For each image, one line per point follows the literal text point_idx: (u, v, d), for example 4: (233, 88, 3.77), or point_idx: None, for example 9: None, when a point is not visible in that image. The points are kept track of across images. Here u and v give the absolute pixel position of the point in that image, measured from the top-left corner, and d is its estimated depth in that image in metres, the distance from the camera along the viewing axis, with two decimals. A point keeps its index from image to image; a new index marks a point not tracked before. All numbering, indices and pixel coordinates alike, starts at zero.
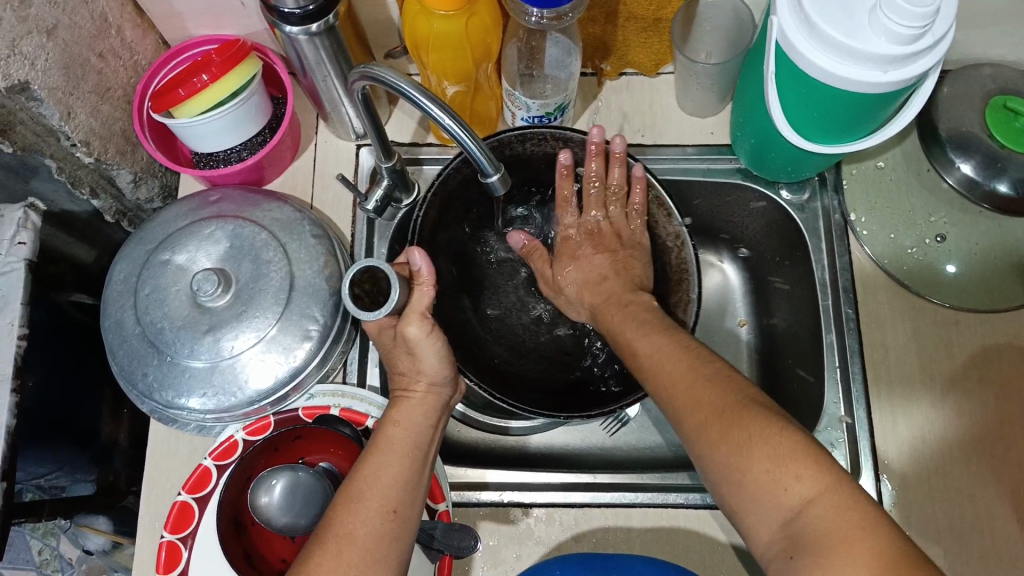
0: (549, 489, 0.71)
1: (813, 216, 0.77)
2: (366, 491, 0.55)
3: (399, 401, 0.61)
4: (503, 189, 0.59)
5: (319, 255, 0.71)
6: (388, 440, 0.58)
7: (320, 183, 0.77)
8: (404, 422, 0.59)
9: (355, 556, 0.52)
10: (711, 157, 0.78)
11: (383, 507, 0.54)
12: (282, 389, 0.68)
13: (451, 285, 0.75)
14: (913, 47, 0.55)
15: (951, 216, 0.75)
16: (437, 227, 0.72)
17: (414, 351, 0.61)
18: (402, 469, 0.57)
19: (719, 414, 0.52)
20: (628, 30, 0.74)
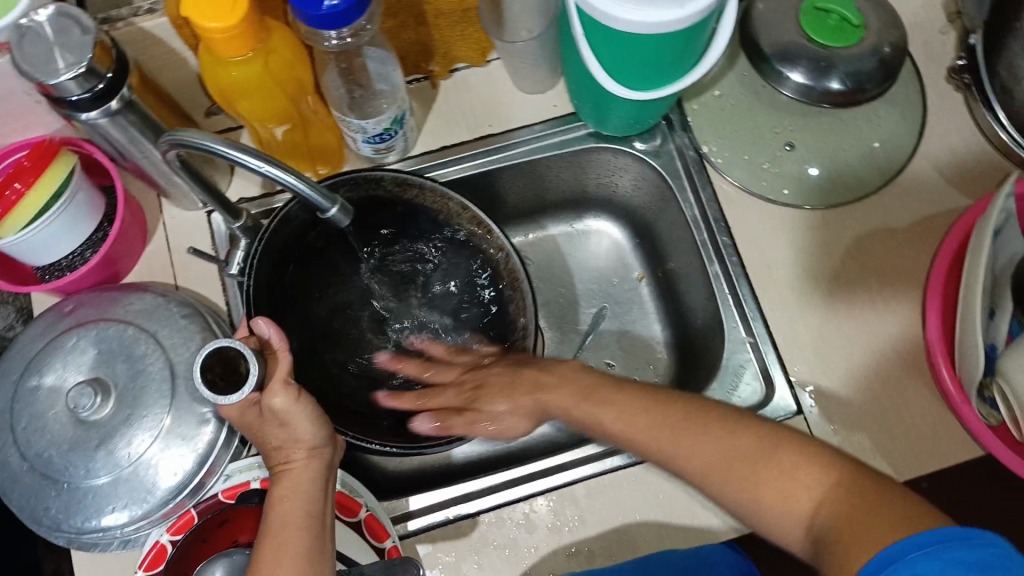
0: (489, 493, 0.71)
1: (669, 158, 0.77)
2: None
3: (282, 474, 0.60)
4: (347, 220, 0.60)
5: (194, 334, 0.68)
6: (283, 515, 0.57)
7: (179, 261, 0.74)
8: (298, 490, 0.59)
9: None
10: (561, 130, 0.78)
11: None
12: (193, 478, 0.65)
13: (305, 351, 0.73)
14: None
15: (796, 123, 0.77)
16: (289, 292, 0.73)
17: (286, 421, 0.60)
18: (302, 545, 0.56)
19: (719, 458, 0.56)
20: (442, 28, 0.72)
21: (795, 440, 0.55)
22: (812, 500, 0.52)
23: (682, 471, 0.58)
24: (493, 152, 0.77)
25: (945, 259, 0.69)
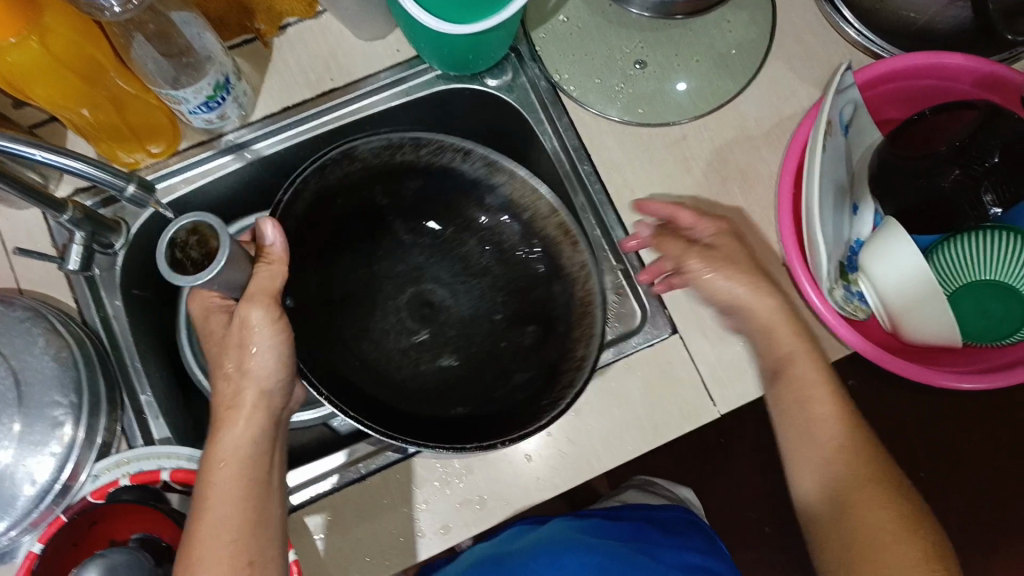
0: (374, 455, 0.68)
1: (523, 92, 0.75)
2: (207, 552, 0.55)
3: (221, 430, 0.59)
4: (150, 197, 0.58)
5: (38, 336, 0.64)
6: (218, 486, 0.58)
7: (18, 262, 0.69)
8: (227, 460, 0.58)
9: None
10: (406, 75, 0.75)
11: (236, 561, 0.55)
12: (55, 482, 0.63)
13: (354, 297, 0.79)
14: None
15: (645, 40, 0.76)
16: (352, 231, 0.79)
17: (250, 342, 0.60)
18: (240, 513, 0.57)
19: (863, 442, 0.63)
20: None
21: (868, 465, 0.62)
22: (886, 516, 0.59)
23: (809, 444, 0.64)
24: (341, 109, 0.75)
25: (795, 153, 0.68)
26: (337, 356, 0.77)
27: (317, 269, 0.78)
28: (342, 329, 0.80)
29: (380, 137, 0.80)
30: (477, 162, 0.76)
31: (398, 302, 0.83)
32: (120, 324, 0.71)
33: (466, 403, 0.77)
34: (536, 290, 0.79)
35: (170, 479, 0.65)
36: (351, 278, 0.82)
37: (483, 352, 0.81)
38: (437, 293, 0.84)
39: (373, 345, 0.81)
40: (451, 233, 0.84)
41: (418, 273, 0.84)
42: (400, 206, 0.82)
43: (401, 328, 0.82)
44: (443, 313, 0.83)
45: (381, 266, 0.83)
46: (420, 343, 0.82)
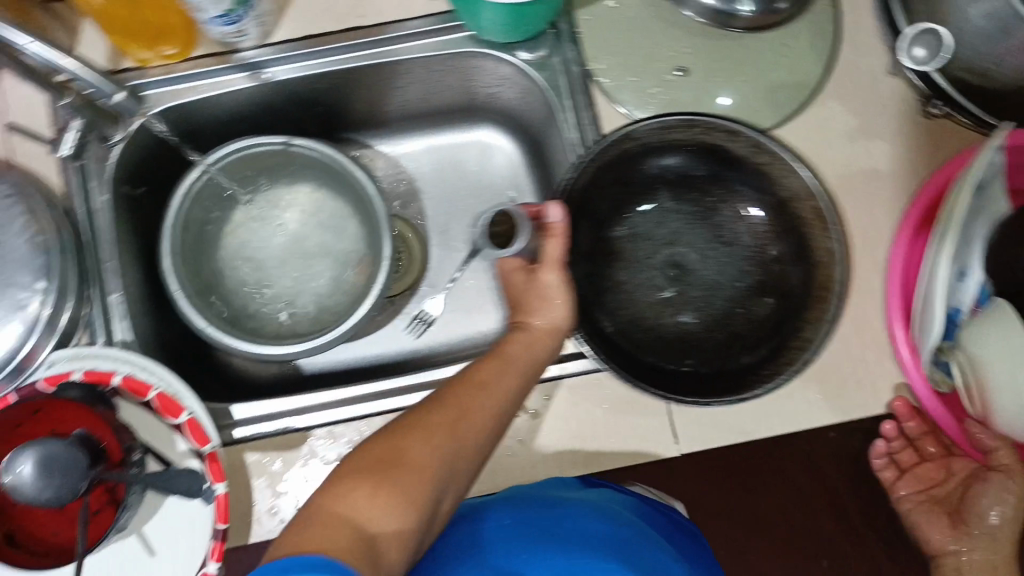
0: (325, 408, 0.71)
1: (553, 73, 0.70)
2: (485, 383, 0.57)
3: (521, 327, 0.62)
4: None
5: (17, 217, 0.65)
6: (492, 366, 0.59)
7: (17, 137, 0.69)
8: (526, 341, 0.61)
9: (465, 431, 0.54)
10: (437, 28, 0.71)
11: (495, 401, 0.56)
12: (11, 362, 0.64)
13: (578, 253, 0.66)
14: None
15: (693, 44, 0.70)
16: (592, 197, 0.65)
17: (546, 295, 0.63)
18: (516, 379, 0.58)
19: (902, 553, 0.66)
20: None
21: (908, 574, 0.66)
22: None
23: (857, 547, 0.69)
24: (362, 46, 0.71)
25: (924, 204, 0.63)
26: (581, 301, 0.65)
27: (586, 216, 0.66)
28: (588, 283, 0.67)
29: (400, 86, 0.76)
30: (746, 144, 0.61)
31: (651, 256, 0.68)
32: (103, 218, 0.69)
33: (698, 359, 0.64)
34: (791, 264, 0.64)
35: (120, 385, 0.65)
36: (609, 234, 0.67)
37: (725, 317, 0.65)
38: (690, 258, 0.67)
39: (622, 301, 0.67)
40: (706, 203, 0.67)
41: (674, 228, 0.68)
42: (671, 175, 0.67)
43: (649, 283, 0.67)
44: (697, 277, 0.67)
45: (620, 233, 0.68)
46: (665, 308, 0.67)
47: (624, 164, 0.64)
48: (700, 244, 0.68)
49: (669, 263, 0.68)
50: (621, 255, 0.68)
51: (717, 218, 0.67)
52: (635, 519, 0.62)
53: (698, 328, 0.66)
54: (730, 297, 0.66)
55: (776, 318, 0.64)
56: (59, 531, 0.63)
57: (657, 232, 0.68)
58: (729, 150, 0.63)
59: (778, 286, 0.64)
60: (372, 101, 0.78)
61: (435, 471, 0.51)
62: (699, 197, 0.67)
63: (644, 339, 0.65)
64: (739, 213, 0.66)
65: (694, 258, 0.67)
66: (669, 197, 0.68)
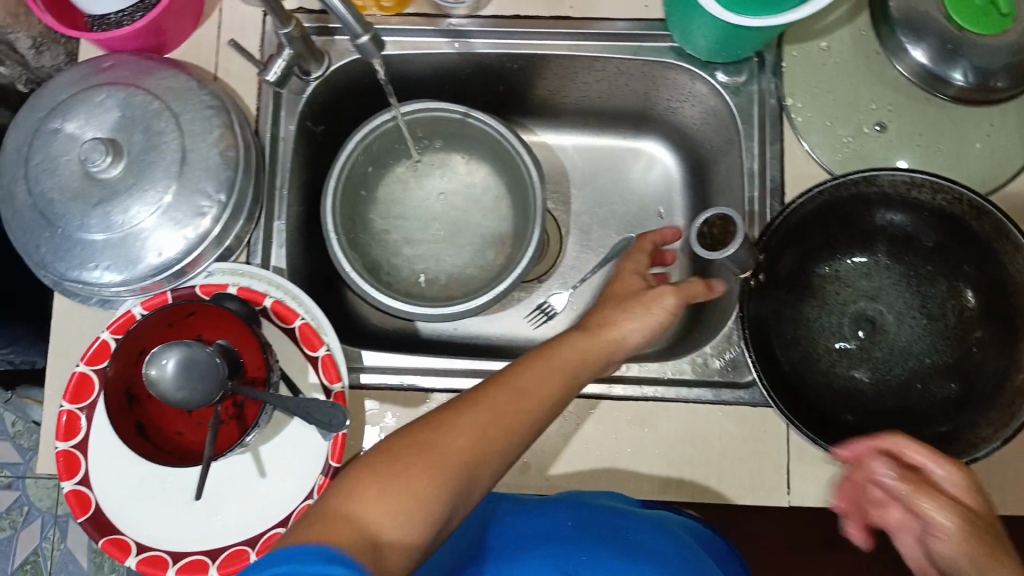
0: (450, 376, 0.72)
1: (748, 100, 0.70)
2: (534, 385, 0.52)
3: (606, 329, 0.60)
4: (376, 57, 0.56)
5: (214, 128, 0.67)
6: (535, 372, 0.53)
7: (224, 52, 0.72)
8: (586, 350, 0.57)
9: (507, 429, 0.49)
10: (642, 33, 0.71)
11: (541, 402, 0.52)
12: (177, 264, 0.67)
13: (782, 281, 0.68)
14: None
15: (896, 103, 0.68)
16: (812, 231, 0.67)
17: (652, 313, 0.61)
18: (558, 385, 0.54)
19: None
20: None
21: None
22: None
23: None
24: (564, 35, 0.71)
25: None
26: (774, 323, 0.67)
27: (800, 246, 0.67)
28: (783, 309, 0.68)
29: (584, 81, 0.77)
30: (990, 225, 0.60)
31: (843, 306, 0.69)
32: (286, 146, 0.72)
33: (863, 416, 0.65)
34: (986, 356, 0.62)
35: (270, 307, 0.68)
36: (813, 270, 0.69)
37: (901, 385, 0.66)
38: (885, 319, 0.68)
39: (806, 336, 0.68)
40: (921, 271, 0.67)
41: (877, 286, 0.68)
42: (895, 233, 0.67)
43: (836, 329, 0.69)
44: (885, 340, 0.68)
45: (824, 272, 0.69)
46: (844, 357, 0.68)
47: (851, 209, 0.66)
48: (897, 308, 0.68)
49: (859, 316, 0.69)
50: (818, 294, 0.69)
51: (925, 289, 0.67)
52: (688, 540, 0.59)
53: (871, 386, 0.67)
54: (910, 367, 0.66)
55: (955, 403, 0.63)
56: (183, 431, 0.66)
57: (858, 283, 0.69)
58: (969, 227, 0.62)
59: (965, 372, 0.63)
60: (552, 91, 0.79)
61: (461, 464, 0.46)
62: (913, 263, 0.67)
63: (816, 379, 0.67)
64: (949, 290, 0.66)
65: (886, 322, 0.68)
66: (885, 253, 0.68)
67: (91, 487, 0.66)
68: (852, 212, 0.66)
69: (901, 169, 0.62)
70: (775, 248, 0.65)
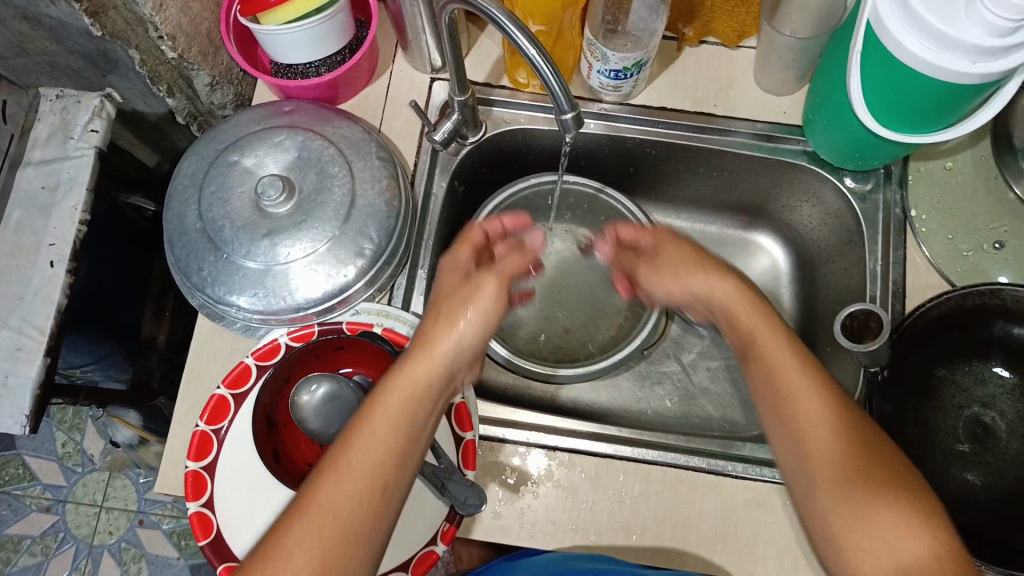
0: (573, 435, 0.73)
1: (874, 207, 0.75)
2: (387, 411, 0.52)
3: (442, 320, 0.57)
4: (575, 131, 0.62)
5: (382, 178, 0.72)
6: (391, 402, 0.53)
7: (390, 109, 0.78)
8: (428, 363, 0.55)
9: (361, 470, 0.50)
10: (779, 136, 0.77)
11: (399, 432, 0.52)
12: (329, 300, 0.70)
13: (904, 382, 0.71)
14: (1017, 29, 0.55)
15: (1014, 226, 0.73)
16: (936, 335, 0.71)
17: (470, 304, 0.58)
18: (418, 398, 0.54)
19: None
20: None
21: None
22: None
23: None
24: (705, 129, 0.77)
25: None
26: (896, 420, 0.70)
27: (922, 349, 0.71)
28: (903, 408, 0.71)
29: (711, 173, 0.82)
30: None
31: (959, 409, 0.72)
32: (436, 202, 0.77)
33: (978, 519, 0.68)
34: None
35: None
36: (932, 372, 0.72)
37: (1016, 490, 0.68)
38: (996, 424, 0.71)
39: (922, 435, 0.71)
40: None
41: (991, 393, 0.72)
42: (1013, 345, 0.71)
43: (950, 430, 0.72)
44: (998, 446, 0.71)
45: (941, 374, 0.73)
46: (957, 459, 0.71)
47: (976, 319, 0.70)
48: (1010, 415, 0.71)
49: (974, 421, 0.72)
50: (936, 396, 0.73)
51: None
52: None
53: (985, 491, 0.69)
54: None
55: None
56: (312, 463, 0.68)
57: (972, 389, 0.72)
58: None
59: None
60: (680, 176, 0.84)
61: (344, 522, 0.48)
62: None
63: (932, 478, 0.70)
64: None
65: (997, 429, 0.71)
66: (1001, 363, 0.72)
67: (214, 510, 0.65)
68: (976, 324, 0.70)
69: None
70: (900, 347, 0.69)
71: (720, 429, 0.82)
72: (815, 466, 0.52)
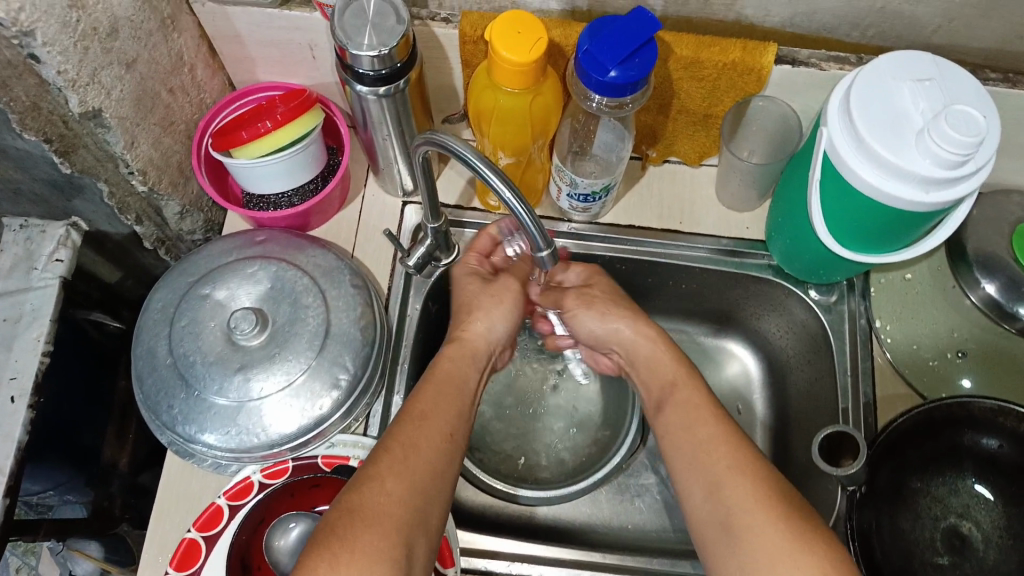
0: (555, 563, 0.71)
1: (839, 318, 0.78)
2: (426, 410, 0.61)
3: (452, 345, 0.69)
4: (551, 265, 0.62)
5: (356, 305, 0.72)
6: (432, 396, 0.62)
7: (362, 234, 0.79)
8: (451, 376, 0.65)
9: (418, 457, 0.57)
10: (744, 251, 0.79)
11: (443, 429, 0.60)
12: (302, 435, 0.68)
13: (877, 496, 0.72)
14: (964, 161, 0.57)
15: (974, 333, 0.76)
16: (905, 448, 0.72)
17: (476, 310, 0.72)
18: (453, 401, 0.63)
19: None
20: (683, 82, 0.70)
21: None
22: None
23: None
24: (671, 246, 0.79)
25: None
26: (874, 536, 0.71)
27: (892, 462, 0.72)
28: (879, 522, 0.72)
29: (679, 285, 0.84)
30: None
31: (935, 520, 0.73)
32: (410, 324, 0.77)
33: None
34: None
35: None
36: (906, 483, 0.73)
37: None
38: (973, 535, 0.72)
39: (901, 547, 0.72)
40: (1007, 491, 0.72)
41: (965, 503, 0.73)
42: (981, 455, 0.72)
43: (929, 542, 0.72)
44: (976, 557, 0.71)
45: (915, 485, 0.73)
46: (937, 572, 0.71)
47: (944, 430, 0.71)
48: (985, 525, 0.72)
49: (950, 531, 0.72)
50: (911, 506, 0.73)
51: (1010, 509, 0.72)
52: None
53: None
54: None
55: None
56: None
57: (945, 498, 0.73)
58: None
59: None
60: (652, 287, 0.85)
61: (406, 502, 0.54)
62: (998, 483, 0.72)
63: None
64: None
65: (974, 539, 0.72)
66: (972, 471, 0.73)
67: None
68: (944, 435, 0.72)
69: (991, 400, 0.68)
70: (875, 460, 0.70)
71: None
72: (739, 531, 0.53)
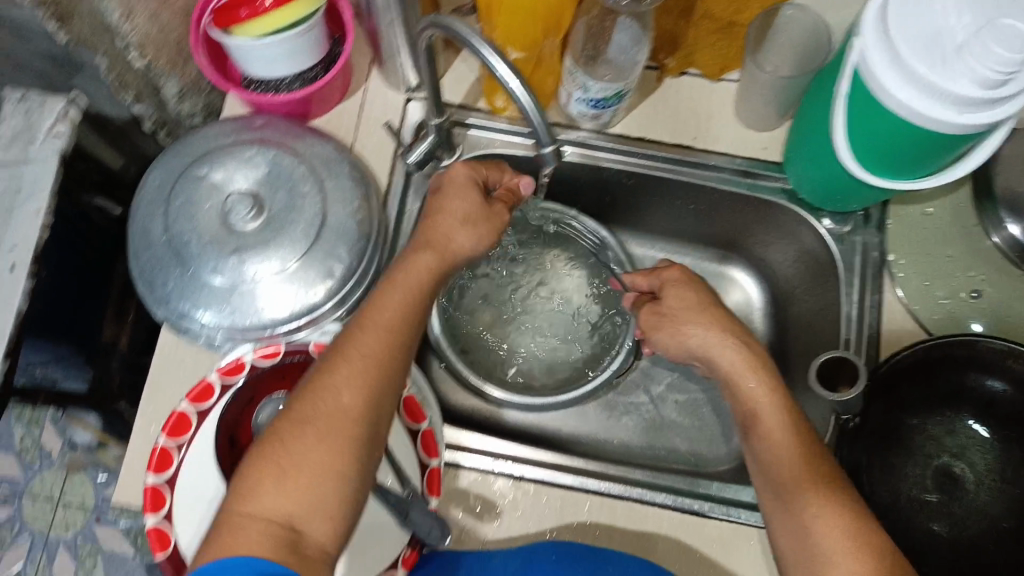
0: (536, 466, 0.70)
1: (851, 249, 0.75)
2: (378, 320, 0.57)
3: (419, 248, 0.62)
4: (552, 163, 0.60)
5: (353, 197, 0.70)
6: (386, 303, 0.58)
7: (363, 128, 0.76)
8: (410, 281, 0.60)
9: (366, 371, 0.55)
10: (758, 173, 0.76)
11: (400, 343, 0.57)
12: (292, 320, 0.67)
13: (871, 428, 0.70)
14: (1005, 82, 0.54)
15: (991, 275, 0.72)
16: (906, 383, 0.70)
17: (461, 222, 0.64)
18: (409, 306, 0.59)
19: None
20: None
21: None
22: None
23: None
24: (685, 162, 0.76)
25: None
26: (863, 467, 0.69)
27: (891, 396, 0.70)
28: (870, 455, 0.70)
29: (688, 206, 0.81)
30: None
31: (927, 458, 0.71)
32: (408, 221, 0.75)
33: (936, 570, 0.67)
34: None
35: None
36: (902, 419, 0.72)
37: (977, 543, 0.68)
38: (964, 476, 0.71)
39: (889, 481, 0.70)
40: (1004, 436, 0.70)
41: (961, 444, 0.71)
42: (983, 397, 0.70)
43: (918, 479, 0.71)
44: (965, 498, 0.70)
45: (912, 422, 0.72)
46: (922, 509, 0.70)
47: (950, 369, 0.69)
48: (976, 468, 0.70)
49: (940, 469, 0.71)
50: (904, 442, 0.72)
51: (1005, 454, 0.70)
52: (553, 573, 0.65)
53: (947, 541, 0.68)
54: (986, 526, 0.68)
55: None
56: None
57: (941, 438, 0.72)
58: None
59: None
60: (659, 207, 0.82)
61: (351, 424, 0.52)
62: (996, 427, 0.70)
63: (896, 526, 0.69)
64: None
65: (964, 479, 0.70)
66: (971, 413, 0.71)
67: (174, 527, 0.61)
68: (947, 376, 0.70)
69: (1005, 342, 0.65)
70: (871, 393, 0.68)
71: (683, 462, 0.79)
72: None
